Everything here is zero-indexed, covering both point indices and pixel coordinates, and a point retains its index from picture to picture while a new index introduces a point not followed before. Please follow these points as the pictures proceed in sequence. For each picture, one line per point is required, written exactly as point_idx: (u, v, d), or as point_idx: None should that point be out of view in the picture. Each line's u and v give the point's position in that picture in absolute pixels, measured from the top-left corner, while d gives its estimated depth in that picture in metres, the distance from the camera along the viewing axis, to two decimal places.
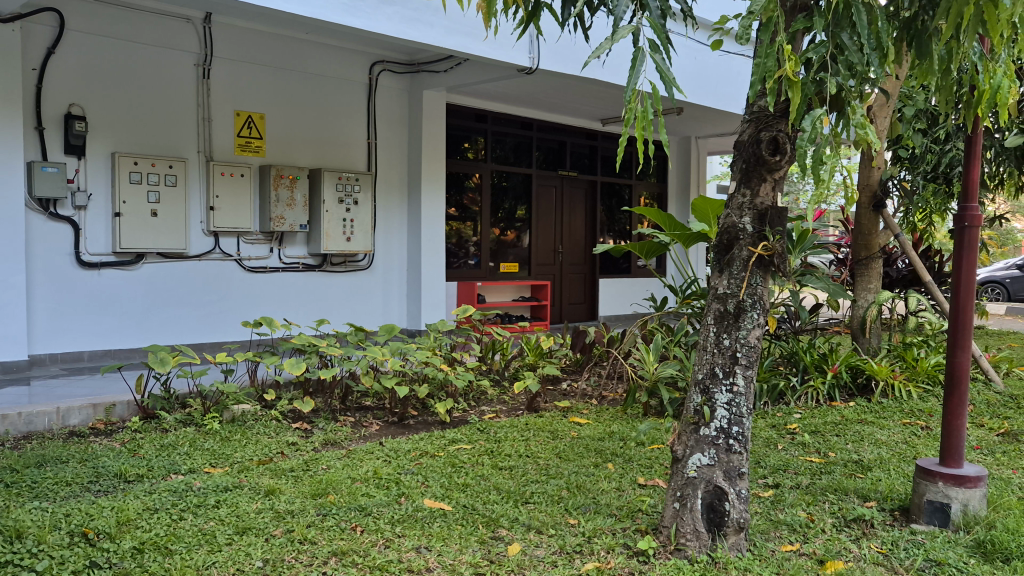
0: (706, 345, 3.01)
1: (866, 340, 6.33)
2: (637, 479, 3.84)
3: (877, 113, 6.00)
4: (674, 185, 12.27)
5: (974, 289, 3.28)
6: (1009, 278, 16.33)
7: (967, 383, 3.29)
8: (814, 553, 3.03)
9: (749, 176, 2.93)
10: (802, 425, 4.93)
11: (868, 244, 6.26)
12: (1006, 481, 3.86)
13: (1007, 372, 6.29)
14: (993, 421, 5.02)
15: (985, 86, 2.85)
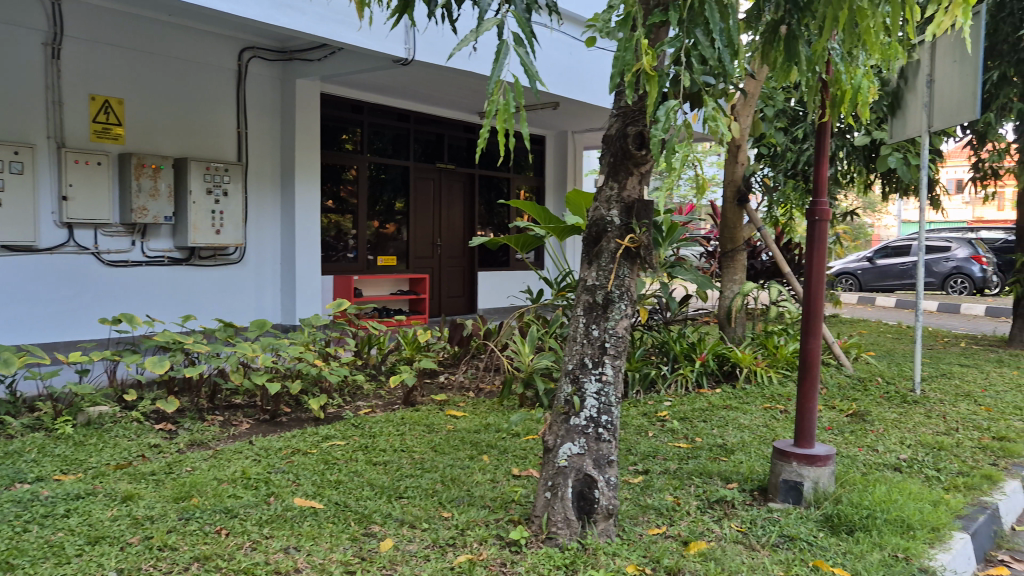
0: (576, 335, 3.07)
1: (731, 329, 6.62)
2: (512, 470, 3.87)
3: (740, 111, 6.25)
4: (553, 179, 12.45)
5: (824, 280, 3.47)
6: (861, 269, 17.52)
7: (819, 367, 3.48)
8: (680, 535, 3.14)
9: (617, 170, 3.00)
10: (672, 412, 5.10)
11: (733, 237, 6.54)
12: (853, 459, 4.13)
13: (857, 357, 6.72)
14: (843, 404, 5.35)
15: (846, 87, 3.07)
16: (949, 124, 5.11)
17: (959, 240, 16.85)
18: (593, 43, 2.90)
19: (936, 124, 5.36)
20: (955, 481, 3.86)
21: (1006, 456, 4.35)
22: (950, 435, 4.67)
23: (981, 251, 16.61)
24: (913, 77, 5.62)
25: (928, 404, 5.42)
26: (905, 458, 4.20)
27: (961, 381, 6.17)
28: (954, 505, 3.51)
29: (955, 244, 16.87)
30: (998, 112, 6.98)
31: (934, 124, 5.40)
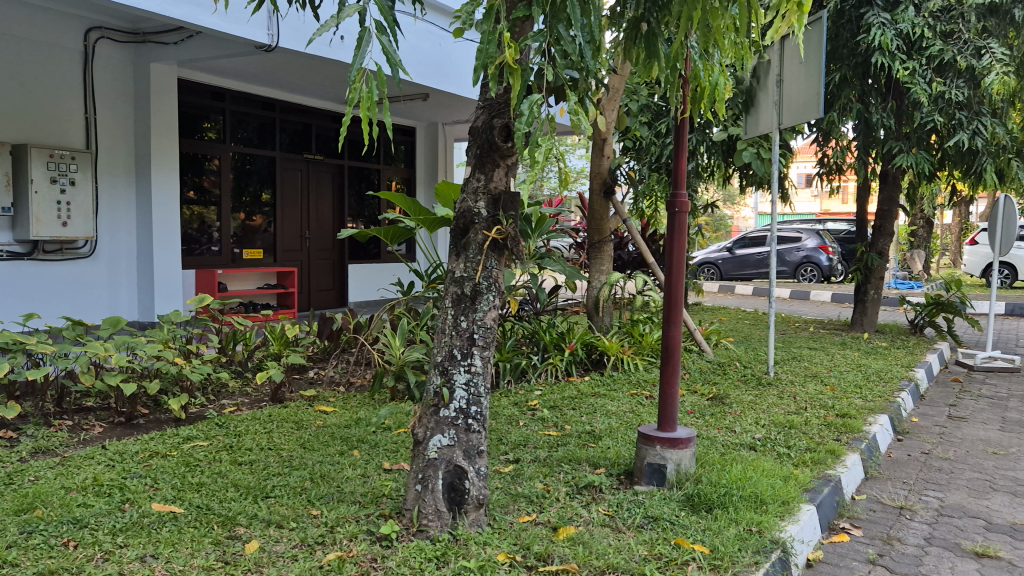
0: (444, 327, 3.06)
1: (599, 319, 6.80)
2: (383, 464, 3.83)
3: (606, 105, 6.40)
4: (424, 171, 12.38)
5: (684, 269, 3.61)
6: (721, 258, 18.27)
7: (680, 353, 3.63)
8: (549, 521, 3.19)
9: (483, 162, 3.01)
10: (542, 401, 5.19)
11: (599, 228, 6.70)
12: (712, 441, 4.32)
13: (717, 343, 7.04)
14: (703, 388, 5.60)
15: (704, 83, 3.19)
16: (797, 122, 5.42)
17: (808, 231, 17.94)
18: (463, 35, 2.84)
19: (785, 122, 5.67)
20: (803, 457, 4.12)
21: (848, 431, 4.69)
22: (800, 414, 4.98)
23: (828, 241, 17.78)
24: (764, 77, 5.93)
25: (780, 385, 5.76)
26: (759, 438, 4.44)
27: (809, 364, 6.58)
28: (802, 479, 3.74)
29: (804, 234, 17.96)
30: (840, 112, 7.46)
31: (784, 122, 5.72)
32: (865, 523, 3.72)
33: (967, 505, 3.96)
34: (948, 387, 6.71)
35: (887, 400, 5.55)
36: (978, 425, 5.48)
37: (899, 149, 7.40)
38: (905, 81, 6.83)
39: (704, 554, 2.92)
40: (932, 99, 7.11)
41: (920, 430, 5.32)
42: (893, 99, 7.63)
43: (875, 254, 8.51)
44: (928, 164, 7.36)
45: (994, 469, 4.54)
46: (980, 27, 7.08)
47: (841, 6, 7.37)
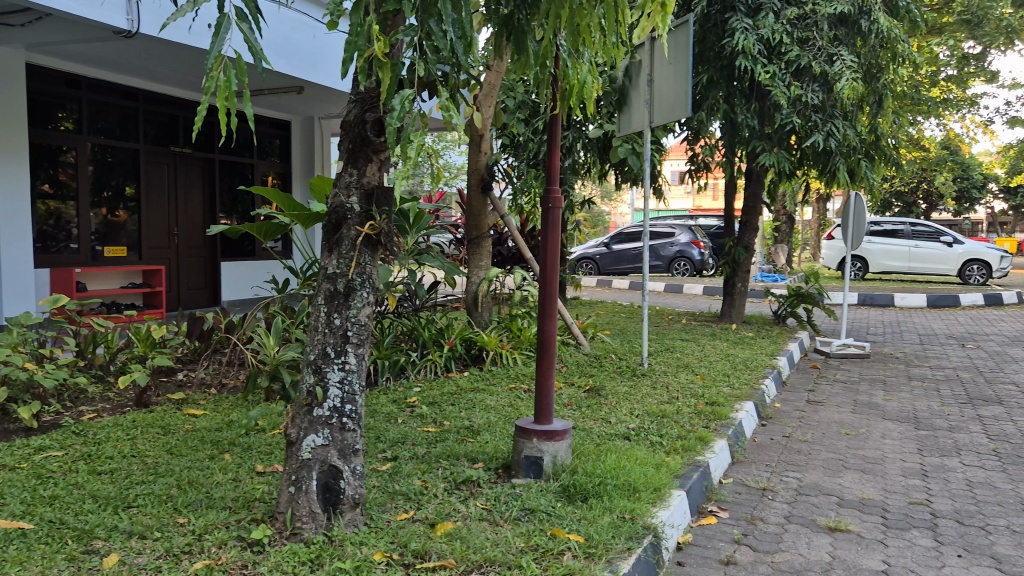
0: (317, 324, 2.99)
1: (478, 315, 6.83)
2: (256, 467, 3.71)
3: (483, 101, 6.41)
4: (299, 166, 12.08)
5: (558, 263, 3.67)
6: (599, 254, 18.73)
7: (555, 347, 3.68)
8: (427, 518, 3.18)
9: (356, 156, 2.96)
10: (421, 397, 5.16)
11: (478, 224, 6.72)
12: (588, 432, 4.41)
13: (594, 337, 7.19)
14: (580, 380, 5.73)
15: (574, 81, 3.27)
16: (666, 121, 5.61)
17: (681, 226, 18.61)
18: (337, 29, 2.72)
19: (656, 120, 5.84)
20: (674, 445, 4.27)
21: (716, 418, 4.90)
22: (672, 403, 5.17)
23: (700, 236, 18.55)
24: (636, 77, 6.09)
25: (653, 375, 5.96)
26: (633, 427, 4.57)
27: (681, 355, 6.83)
28: (673, 466, 3.88)
29: (677, 230, 18.63)
30: (708, 112, 7.78)
31: (654, 120, 5.87)
32: (731, 505, 3.90)
33: (822, 484, 4.21)
34: (807, 374, 7.12)
35: (752, 387, 5.83)
36: (833, 408, 5.84)
37: (762, 149, 7.70)
38: (766, 84, 7.18)
39: (580, 544, 2.97)
40: (790, 101, 7.48)
41: (782, 415, 5.62)
42: (756, 100, 7.96)
43: (742, 248, 8.92)
44: (788, 163, 7.70)
45: (847, 449, 4.85)
46: (832, 35, 7.51)
47: (707, 10, 7.68)
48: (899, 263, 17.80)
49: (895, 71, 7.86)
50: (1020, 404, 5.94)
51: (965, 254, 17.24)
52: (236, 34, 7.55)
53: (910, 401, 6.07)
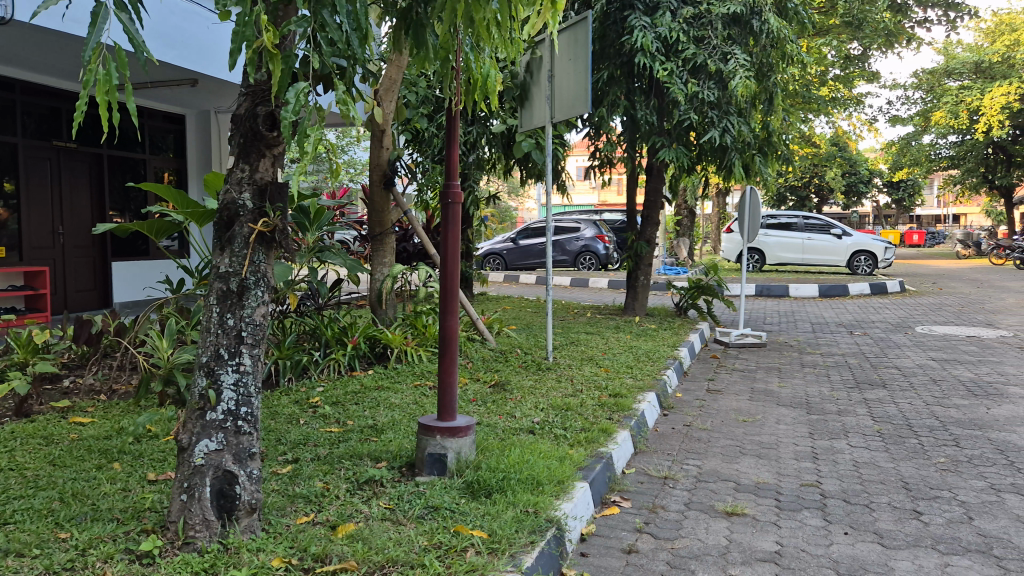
0: (208, 325, 2.88)
1: (383, 312, 6.76)
2: (147, 475, 3.56)
3: (385, 96, 6.32)
4: (195, 162, 11.67)
5: (459, 258, 3.66)
6: (506, 249, 18.78)
7: (457, 343, 3.66)
8: (328, 520, 3.11)
9: (247, 151, 2.85)
10: (324, 397, 5.06)
11: (381, 221, 6.62)
12: (492, 427, 4.42)
13: (499, 331, 7.21)
14: (485, 375, 5.73)
15: (476, 75, 3.22)
16: (567, 116, 5.67)
17: (586, 221, 18.90)
18: (228, 21, 2.57)
19: (557, 116, 5.89)
20: (578, 437, 4.31)
21: (619, 410, 4.98)
22: (576, 396, 5.22)
23: (604, 231, 18.85)
24: (537, 72, 6.12)
25: (558, 369, 6.02)
26: (537, 421, 4.59)
27: (585, 348, 6.92)
28: (576, 458, 3.92)
29: (582, 224, 18.89)
30: (609, 108, 7.89)
31: (556, 116, 5.91)
32: (633, 494, 3.97)
33: (721, 470, 4.34)
34: (707, 364, 7.33)
35: (654, 378, 5.95)
36: (731, 396, 6.03)
37: (661, 144, 7.88)
38: (664, 81, 7.34)
39: (483, 539, 2.97)
40: (687, 98, 7.67)
41: (682, 404, 5.76)
42: (655, 97, 8.11)
43: (644, 242, 9.10)
44: (686, 159, 7.90)
45: (743, 435, 5.02)
46: (725, 34, 7.72)
47: (606, 8, 7.78)
48: (793, 255, 18.55)
49: (784, 70, 8.14)
50: (902, 387, 6.28)
51: (853, 246, 18.10)
52: (113, 24, 7.24)
53: (802, 387, 6.33)
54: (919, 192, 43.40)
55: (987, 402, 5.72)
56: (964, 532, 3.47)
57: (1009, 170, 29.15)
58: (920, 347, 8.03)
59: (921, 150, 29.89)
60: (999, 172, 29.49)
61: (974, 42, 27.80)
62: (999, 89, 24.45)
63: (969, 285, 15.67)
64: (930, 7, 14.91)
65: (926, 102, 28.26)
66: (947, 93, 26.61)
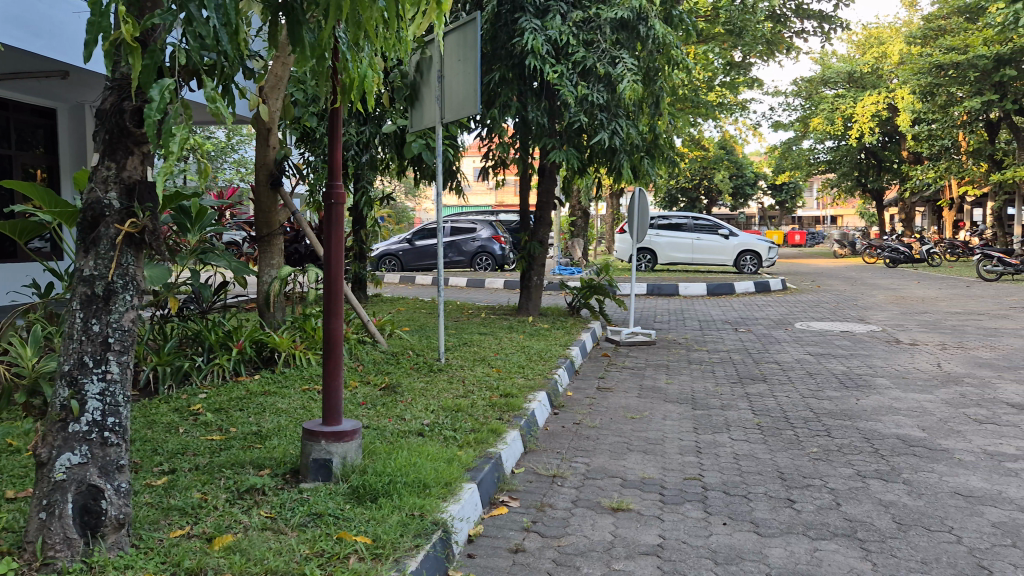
0: (71, 333, 2.72)
1: (271, 315, 6.57)
2: (5, 494, 3.34)
3: (270, 93, 6.15)
4: (68, 160, 11.08)
5: (343, 261, 3.59)
6: (402, 250, 18.60)
7: (342, 346, 3.59)
8: (205, 532, 2.99)
9: (114, 148, 2.71)
10: (206, 404, 4.87)
11: (268, 222, 6.43)
12: (381, 431, 4.36)
13: (391, 333, 7.14)
14: (376, 378, 5.65)
15: (352, 74, 3.14)
16: (458, 117, 5.68)
17: (482, 222, 18.97)
18: None
19: (448, 117, 5.88)
20: (467, 438, 4.31)
21: (510, 410, 5.01)
22: (466, 397, 5.22)
23: (500, 231, 18.97)
24: (427, 72, 6.07)
25: (450, 370, 6.01)
26: (427, 423, 4.57)
27: (478, 348, 6.94)
28: (464, 459, 3.92)
29: (479, 225, 18.95)
30: (500, 109, 7.93)
31: (446, 117, 5.90)
32: (522, 494, 4.00)
33: (608, 467, 4.42)
34: (598, 362, 7.45)
35: (545, 377, 6.02)
36: (620, 393, 6.15)
37: (552, 145, 7.98)
38: (554, 84, 7.43)
39: (367, 545, 2.93)
40: (578, 100, 7.78)
41: (573, 403, 5.84)
42: (546, 99, 8.21)
43: (537, 243, 9.20)
44: (577, 160, 8.02)
45: (631, 432, 5.13)
46: (613, 39, 7.88)
47: (497, 9, 7.83)
48: (683, 255, 19.15)
49: (669, 74, 8.37)
50: (781, 380, 6.56)
51: (739, 246, 18.82)
52: None
53: (688, 383, 6.53)
54: (800, 194, 45.59)
55: (856, 393, 6.05)
56: (832, 518, 3.64)
57: (880, 175, 30.99)
58: (799, 342, 8.40)
59: (801, 155, 31.39)
60: (871, 176, 31.29)
61: (847, 53, 29.47)
62: (870, 98, 25.97)
63: (843, 282, 16.58)
64: (806, 18, 15.64)
65: (805, 109, 29.72)
66: (823, 101, 28.03)
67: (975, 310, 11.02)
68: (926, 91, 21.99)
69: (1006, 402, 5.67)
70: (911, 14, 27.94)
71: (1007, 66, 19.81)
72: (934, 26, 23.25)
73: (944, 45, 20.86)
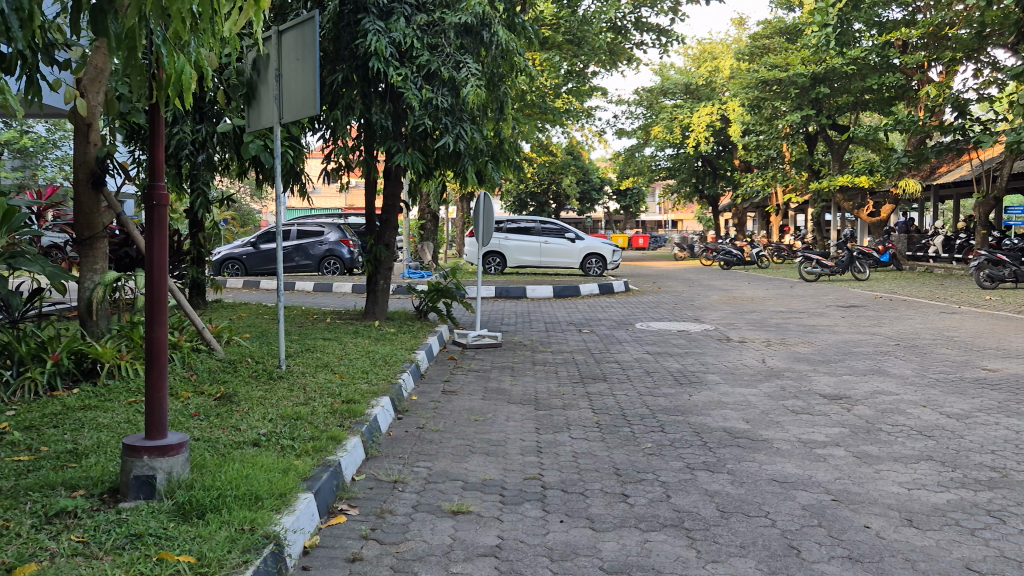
0: None
1: (93, 324, 6.16)
2: None
3: (90, 86, 5.75)
4: None
5: (167, 269, 3.41)
6: (246, 254, 17.96)
7: (166, 357, 3.39)
8: (3, 563, 2.74)
9: None
10: (15, 422, 4.50)
11: (90, 223, 5.95)
12: (212, 442, 4.18)
13: (229, 340, 6.85)
14: (211, 388, 5.39)
15: (169, 71, 3.01)
16: (296, 118, 5.53)
17: (330, 224, 18.58)
18: None
19: (285, 116, 5.72)
20: (305, 447, 4.20)
21: (351, 416, 4.93)
22: (307, 404, 5.10)
23: (349, 234, 18.66)
24: (264, 71, 5.90)
25: (291, 377, 5.84)
26: (263, 433, 4.42)
27: (321, 354, 6.78)
28: (301, 469, 3.82)
29: (326, 228, 18.55)
30: (344, 110, 7.83)
31: (284, 117, 5.74)
32: (361, 501, 3.93)
33: (450, 470, 4.43)
34: (444, 365, 7.46)
35: (389, 382, 5.96)
36: (465, 396, 6.18)
37: (397, 149, 7.97)
38: (399, 86, 7.39)
39: (190, 564, 2.78)
40: (421, 104, 7.78)
41: (417, 407, 5.83)
42: (391, 102, 8.15)
43: (383, 246, 9.12)
44: (421, 164, 8.04)
45: (474, 434, 5.17)
46: (458, 44, 7.92)
47: (340, 9, 7.71)
48: (531, 257, 19.51)
49: (513, 80, 8.51)
50: (620, 379, 6.81)
51: (585, 249, 19.42)
52: None
53: (532, 384, 6.65)
54: (644, 200, 47.55)
55: (688, 389, 6.36)
56: (662, 510, 3.81)
57: (716, 182, 32.82)
58: (638, 342, 8.75)
59: (643, 161, 32.79)
60: (708, 183, 33.09)
61: (684, 66, 31.06)
62: (705, 109, 27.45)
63: (682, 284, 17.44)
64: (645, 31, 16.32)
65: (647, 117, 31.07)
66: (663, 110, 29.42)
67: (796, 309, 11.87)
68: (753, 104, 23.50)
69: (820, 394, 6.14)
70: (740, 32, 29.79)
71: (822, 84, 21.54)
72: (759, 44, 24.88)
73: (769, 62, 22.41)
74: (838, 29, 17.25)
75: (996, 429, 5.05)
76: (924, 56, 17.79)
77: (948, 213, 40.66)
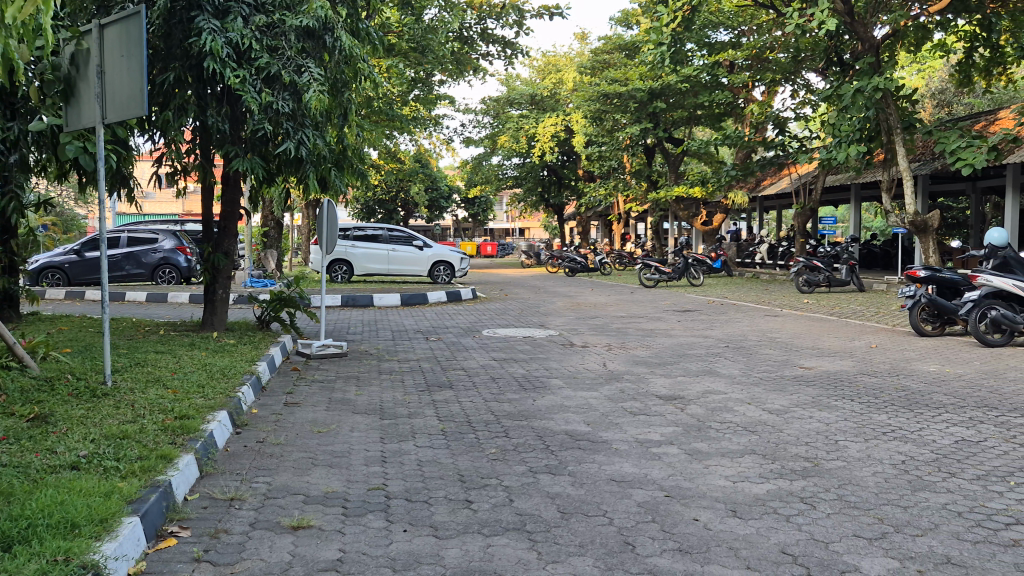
0: None
1: None
2: None
3: None
4: None
5: None
6: (69, 262, 16.70)
7: None
8: None
9: None
10: None
11: None
12: (23, 467, 3.85)
13: (46, 356, 6.33)
14: (23, 408, 4.96)
15: None
16: (121, 118, 5.21)
17: (164, 231, 17.63)
18: None
19: (109, 117, 5.37)
20: (131, 468, 3.96)
21: (184, 433, 4.68)
22: (134, 422, 4.79)
23: (185, 241, 17.78)
24: (84, 66, 5.53)
25: (117, 394, 5.47)
26: (84, 454, 4.12)
27: (152, 368, 6.39)
28: (125, 491, 3.59)
29: (160, 234, 17.59)
30: (176, 112, 7.46)
31: (107, 116, 5.39)
32: (194, 522, 3.74)
33: (291, 484, 4.30)
34: (287, 376, 7.23)
35: (227, 396, 5.71)
36: (308, 408, 6.02)
37: (235, 153, 7.70)
38: (236, 89, 7.11)
39: None
40: (261, 107, 7.52)
41: (257, 421, 5.61)
42: (228, 105, 7.84)
43: (221, 254, 8.75)
44: (261, 170, 7.79)
45: (317, 446, 5.03)
46: (299, 47, 7.72)
47: (170, 5, 7.36)
48: (379, 265, 19.27)
49: (357, 86, 8.36)
50: (466, 386, 6.85)
51: (433, 256, 19.47)
52: None
53: (378, 394, 6.56)
54: (491, 209, 48.20)
55: (533, 394, 6.49)
56: (504, 514, 3.86)
57: (561, 191, 33.75)
58: (484, 349, 8.85)
59: (490, 170, 33.19)
60: (553, 192, 33.97)
61: (529, 77, 31.76)
62: (550, 119, 28.06)
63: (528, 291, 17.77)
64: (491, 42, 16.59)
65: (493, 127, 31.51)
66: (509, 120, 29.95)
67: (635, 314, 12.38)
68: (596, 116, 24.32)
69: (656, 395, 6.43)
70: (582, 46, 30.82)
71: (659, 99, 22.67)
72: (600, 59, 25.74)
73: (610, 76, 23.27)
74: (672, 49, 18.16)
75: (810, 422, 5.47)
76: (748, 76, 19.05)
77: (772, 221, 43.79)
